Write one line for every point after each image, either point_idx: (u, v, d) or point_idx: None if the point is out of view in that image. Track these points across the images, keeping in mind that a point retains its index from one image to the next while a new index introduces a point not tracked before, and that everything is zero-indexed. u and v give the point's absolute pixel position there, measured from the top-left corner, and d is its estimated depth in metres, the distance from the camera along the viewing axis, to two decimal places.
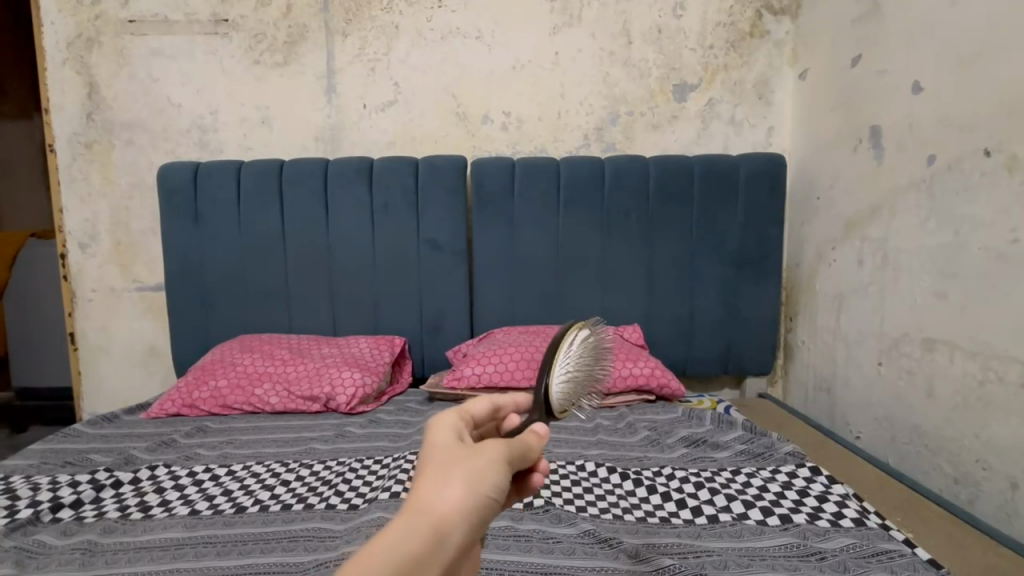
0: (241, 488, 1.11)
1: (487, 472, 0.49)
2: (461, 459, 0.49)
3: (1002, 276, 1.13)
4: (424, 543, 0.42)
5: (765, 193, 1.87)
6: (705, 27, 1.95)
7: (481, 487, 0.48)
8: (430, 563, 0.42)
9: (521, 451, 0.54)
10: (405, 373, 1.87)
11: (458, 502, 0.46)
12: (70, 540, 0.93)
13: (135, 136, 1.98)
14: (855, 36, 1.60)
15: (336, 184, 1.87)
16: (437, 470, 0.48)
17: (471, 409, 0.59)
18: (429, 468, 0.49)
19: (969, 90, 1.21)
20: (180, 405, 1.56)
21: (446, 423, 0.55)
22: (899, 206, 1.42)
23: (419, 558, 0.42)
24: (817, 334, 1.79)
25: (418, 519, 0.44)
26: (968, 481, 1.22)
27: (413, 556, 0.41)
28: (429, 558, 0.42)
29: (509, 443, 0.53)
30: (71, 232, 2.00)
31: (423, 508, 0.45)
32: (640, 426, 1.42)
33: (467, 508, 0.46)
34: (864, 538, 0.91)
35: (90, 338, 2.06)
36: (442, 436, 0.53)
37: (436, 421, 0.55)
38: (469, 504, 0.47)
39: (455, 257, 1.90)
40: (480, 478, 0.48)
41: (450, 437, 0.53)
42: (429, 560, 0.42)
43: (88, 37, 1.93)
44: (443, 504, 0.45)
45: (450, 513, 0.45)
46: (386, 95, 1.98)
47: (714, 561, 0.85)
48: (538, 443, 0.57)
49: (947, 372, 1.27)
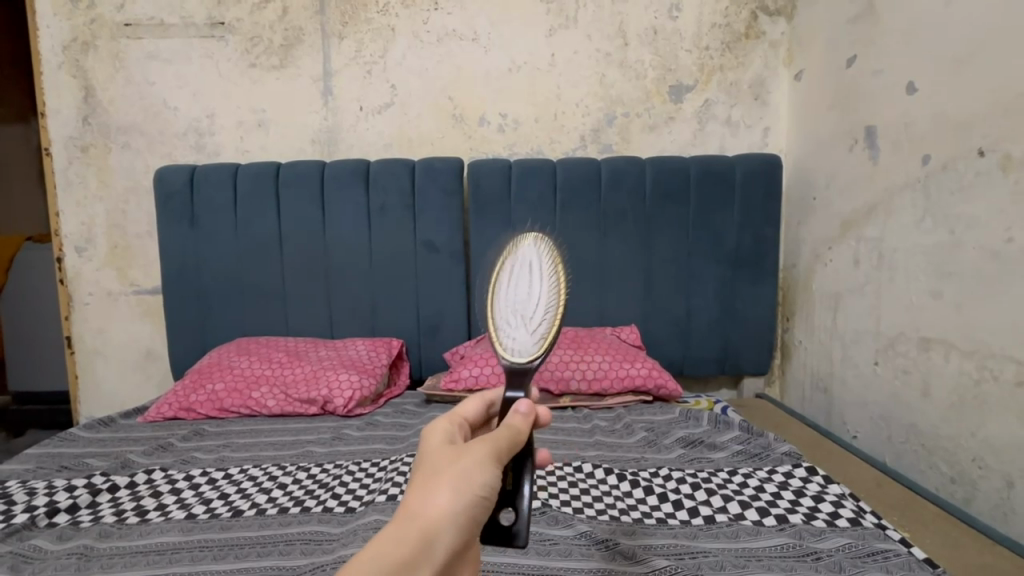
0: (238, 491, 1.11)
1: (475, 472, 0.50)
2: (448, 463, 0.50)
3: (997, 275, 1.14)
4: (409, 548, 0.44)
5: (761, 193, 1.88)
6: (701, 28, 1.96)
7: (469, 488, 0.49)
8: (417, 568, 0.44)
9: (512, 441, 0.54)
10: (402, 375, 1.87)
11: (444, 504, 0.47)
12: (66, 545, 0.93)
13: (131, 140, 1.97)
14: (850, 36, 1.61)
15: (333, 187, 1.87)
16: (426, 476, 0.50)
17: (462, 412, 0.62)
18: (420, 476, 0.51)
19: (962, 90, 1.22)
20: (177, 409, 1.56)
21: (439, 431, 0.56)
22: (894, 206, 1.43)
23: (405, 562, 0.44)
24: (814, 334, 1.80)
25: (405, 527, 0.46)
26: (964, 480, 1.22)
27: (397, 562, 0.43)
28: (416, 563, 0.44)
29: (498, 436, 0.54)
30: (68, 236, 2.00)
31: (409, 514, 0.47)
32: (637, 427, 1.43)
33: (454, 510, 0.48)
34: (860, 538, 0.92)
35: (87, 341, 2.05)
36: (435, 443, 0.55)
37: (431, 430, 0.57)
38: (456, 506, 0.48)
39: (453, 259, 1.90)
40: (467, 479, 0.49)
41: (442, 443, 0.55)
42: (415, 563, 0.44)
43: (84, 40, 1.93)
44: (428, 507, 0.47)
45: (436, 516, 0.47)
46: (383, 97, 1.98)
47: (710, 561, 0.86)
48: (525, 424, 0.57)
49: (943, 371, 1.27)
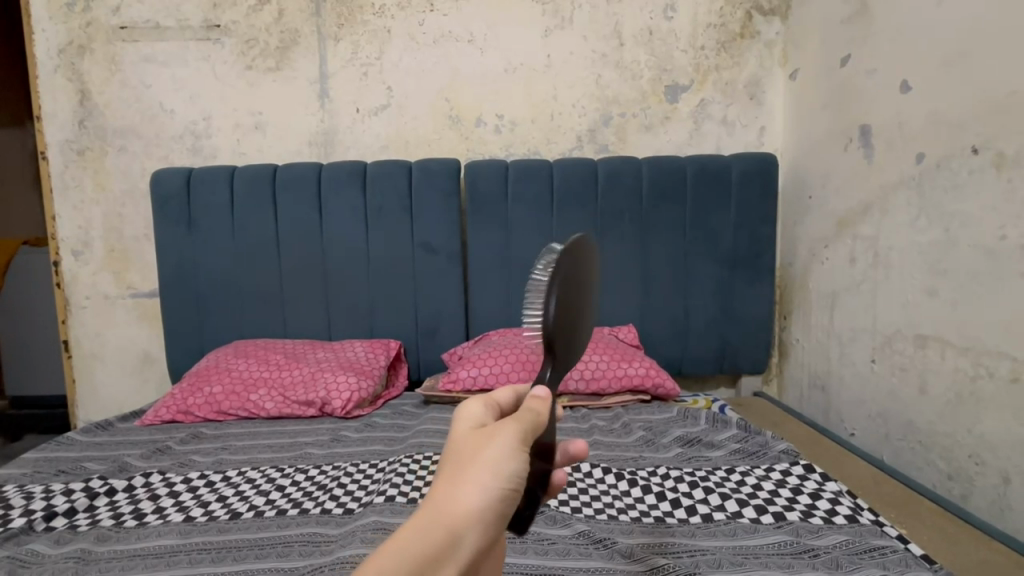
0: (236, 494, 1.11)
1: (501, 465, 0.48)
2: (474, 454, 0.49)
3: (991, 272, 1.14)
4: (437, 544, 0.44)
5: (756, 192, 1.88)
6: (696, 28, 1.97)
7: (495, 482, 0.47)
8: (443, 563, 0.43)
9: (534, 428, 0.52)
10: (400, 376, 1.87)
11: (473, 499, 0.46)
12: (63, 549, 0.93)
13: (128, 143, 1.97)
14: (844, 35, 1.62)
15: (330, 189, 1.87)
16: (455, 470, 0.49)
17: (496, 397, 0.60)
18: (448, 468, 0.50)
19: (955, 89, 1.22)
20: (174, 412, 1.56)
21: (468, 415, 0.54)
22: (889, 203, 1.43)
23: (434, 559, 0.43)
24: (811, 332, 1.80)
25: (431, 521, 0.45)
26: (961, 477, 1.22)
27: (422, 555, 0.43)
28: (441, 558, 0.43)
29: (523, 423, 0.52)
30: (65, 240, 2.00)
31: (437, 509, 0.46)
32: (635, 426, 1.43)
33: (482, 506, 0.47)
34: (856, 535, 0.92)
35: (84, 345, 2.05)
36: (462, 431, 0.53)
37: (461, 414, 0.55)
38: (485, 501, 0.46)
39: (451, 260, 1.90)
40: (494, 474, 0.47)
41: (469, 430, 0.53)
42: (443, 561, 0.43)
43: (80, 44, 1.93)
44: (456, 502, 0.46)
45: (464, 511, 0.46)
46: (378, 99, 1.98)
47: (708, 560, 0.86)
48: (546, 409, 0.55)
49: (939, 368, 1.28)
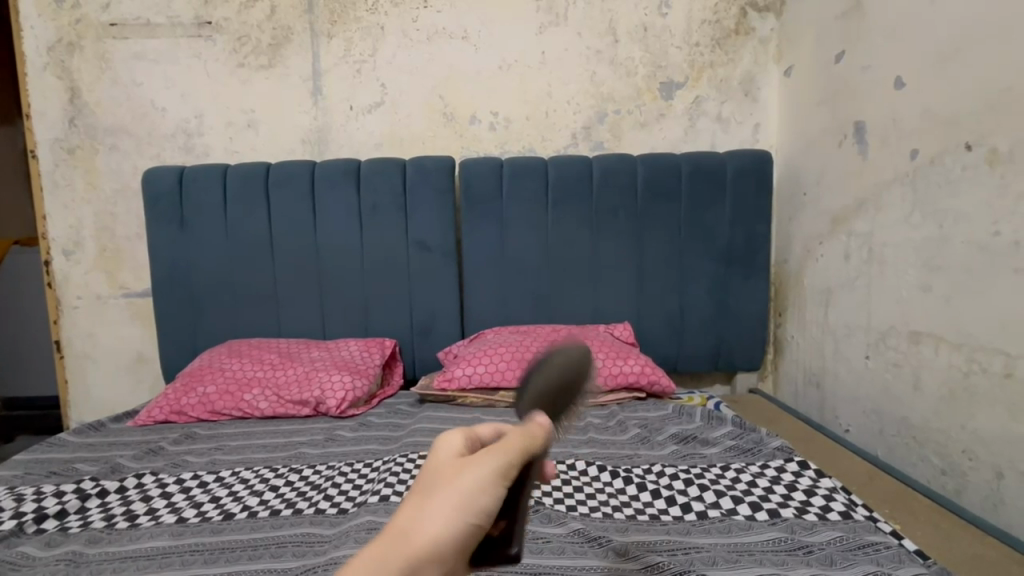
0: (230, 494, 1.10)
1: (473, 494, 0.52)
2: (448, 484, 0.52)
3: (985, 268, 1.15)
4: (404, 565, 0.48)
5: (751, 189, 1.89)
6: (690, 24, 1.96)
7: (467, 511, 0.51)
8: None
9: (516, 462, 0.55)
10: (396, 375, 1.86)
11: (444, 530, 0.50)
12: (55, 551, 0.92)
13: (119, 141, 1.96)
14: (838, 32, 1.62)
15: (323, 187, 1.86)
16: (427, 495, 0.52)
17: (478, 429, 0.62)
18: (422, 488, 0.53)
19: (948, 86, 1.23)
20: (168, 412, 1.55)
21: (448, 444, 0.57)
22: (883, 199, 1.44)
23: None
24: (806, 329, 1.81)
25: (398, 543, 0.49)
26: (955, 472, 1.23)
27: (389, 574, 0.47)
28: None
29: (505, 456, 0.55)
30: (55, 240, 1.98)
31: (402, 533, 0.50)
32: (630, 423, 1.43)
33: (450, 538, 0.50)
34: (850, 531, 0.92)
35: (76, 345, 2.03)
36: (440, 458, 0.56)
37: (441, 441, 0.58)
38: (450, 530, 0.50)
39: (446, 258, 1.90)
40: (463, 504, 0.51)
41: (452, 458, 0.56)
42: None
43: (69, 41, 1.91)
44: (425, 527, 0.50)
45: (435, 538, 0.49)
46: (372, 96, 1.97)
47: (703, 557, 0.86)
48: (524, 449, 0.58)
49: (932, 363, 1.28)
